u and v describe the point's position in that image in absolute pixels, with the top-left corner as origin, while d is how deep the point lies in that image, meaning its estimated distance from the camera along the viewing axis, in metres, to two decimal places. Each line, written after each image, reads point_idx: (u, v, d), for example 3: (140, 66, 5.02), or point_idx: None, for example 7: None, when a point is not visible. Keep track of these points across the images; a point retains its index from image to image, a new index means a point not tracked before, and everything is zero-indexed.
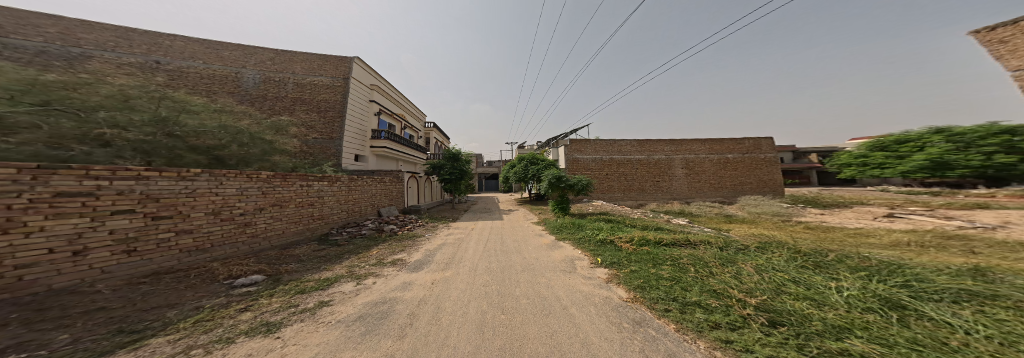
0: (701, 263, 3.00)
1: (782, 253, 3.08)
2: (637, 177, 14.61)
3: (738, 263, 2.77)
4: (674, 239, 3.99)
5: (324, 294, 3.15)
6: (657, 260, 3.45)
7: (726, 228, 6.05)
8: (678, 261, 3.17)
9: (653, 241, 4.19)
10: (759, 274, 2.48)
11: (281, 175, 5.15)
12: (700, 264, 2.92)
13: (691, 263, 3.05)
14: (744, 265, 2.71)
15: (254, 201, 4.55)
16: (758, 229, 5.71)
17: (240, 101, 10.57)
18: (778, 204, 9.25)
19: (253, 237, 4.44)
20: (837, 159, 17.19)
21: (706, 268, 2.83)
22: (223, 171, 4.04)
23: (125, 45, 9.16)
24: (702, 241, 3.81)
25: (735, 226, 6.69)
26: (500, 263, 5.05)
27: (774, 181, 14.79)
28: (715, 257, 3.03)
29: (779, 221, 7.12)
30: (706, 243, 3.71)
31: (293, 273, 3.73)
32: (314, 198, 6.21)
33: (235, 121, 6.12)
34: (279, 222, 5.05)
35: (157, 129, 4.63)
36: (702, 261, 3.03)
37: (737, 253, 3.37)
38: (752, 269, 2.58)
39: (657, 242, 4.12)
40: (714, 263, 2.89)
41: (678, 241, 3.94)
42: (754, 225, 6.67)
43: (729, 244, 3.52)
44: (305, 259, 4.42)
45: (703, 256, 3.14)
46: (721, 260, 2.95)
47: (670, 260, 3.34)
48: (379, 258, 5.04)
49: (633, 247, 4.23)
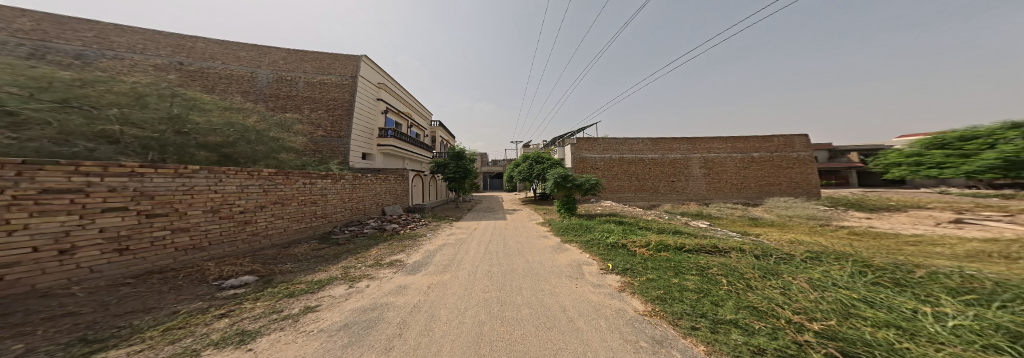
0: (732, 270, 2.53)
1: (842, 266, 2.52)
2: (650, 177, 13.86)
3: (782, 274, 2.26)
4: (698, 245, 3.50)
5: (312, 299, 3.01)
6: (677, 267, 2.99)
7: (755, 233, 5.40)
8: (705, 270, 2.69)
9: (671, 246, 3.73)
10: (816, 291, 1.91)
11: (283, 173, 5.10)
12: (733, 275, 2.43)
13: (722, 273, 2.54)
14: (792, 277, 2.18)
15: (256, 199, 4.49)
16: (795, 234, 5.05)
17: (255, 100, 10.93)
18: (814, 207, 8.32)
19: (253, 236, 4.39)
20: (883, 158, 14.18)
21: (742, 279, 2.33)
22: (224, 168, 3.98)
23: (151, 48, 9.66)
24: (732, 247, 3.32)
25: (764, 230, 6.03)
26: (501, 267, 4.74)
27: (805, 181, 13.60)
28: (749, 266, 2.54)
29: (817, 225, 6.36)
30: (736, 250, 3.21)
31: (288, 274, 3.61)
32: (317, 196, 6.19)
33: (244, 117, 6.21)
34: (280, 220, 5.01)
35: (167, 127, 4.68)
36: (733, 269, 2.56)
37: (776, 263, 2.87)
38: (803, 283, 2.06)
39: (676, 246, 3.66)
40: (751, 272, 2.39)
41: (700, 247, 3.47)
42: (787, 229, 5.97)
43: (767, 253, 3.01)
44: (303, 259, 4.32)
45: (733, 264, 2.67)
46: (759, 269, 2.46)
47: (694, 268, 2.85)
48: (377, 258, 4.90)
49: (648, 252, 3.79)
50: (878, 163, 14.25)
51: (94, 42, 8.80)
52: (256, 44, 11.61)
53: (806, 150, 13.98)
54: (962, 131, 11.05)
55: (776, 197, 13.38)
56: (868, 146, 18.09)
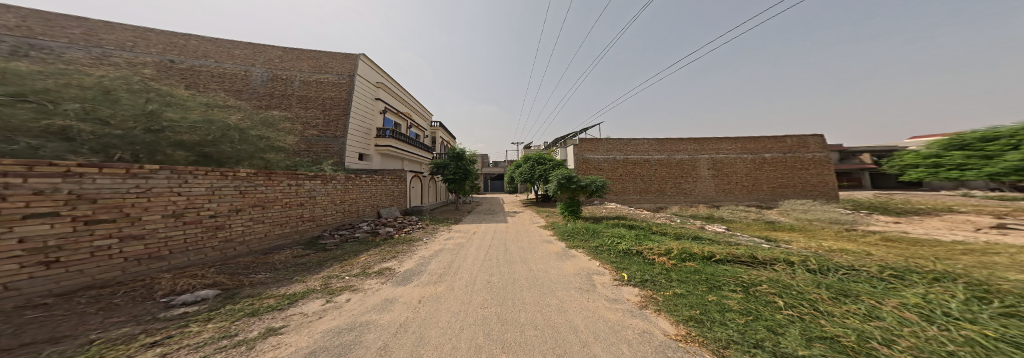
0: (785, 287, 2.03)
1: (930, 289, 2.00)
2: (657, 179, 13.39)
3: (863, 298, 1.75)
4: (728, 255, 3.05)
5: (277, 318, 2.58)
6: (711, 282, 2.51)
7: (783, 239, 4.91)
8: (749, 286, 2.19)
9: (696, 254, 3.28)
10: (930, 326, 1.38)
11: (263, 173, 4.69)
12: (791, 292, 1.93)
13: (774, 290, 2.04)
14: (880, 303, 1.67)
15: (229, 202, 4.06)
16: (828, 240, 4.57)
17: (249, 100, 10.59)
18: (836, 210, 7.81)
19: (226, 242, 3.96)
20: (899, 160, 13.62)
21: (804, 299, 1.82)
22: (193, 168, 3.59)
23: (142, 45, 9.35)
24: (772, 258, 2.85)
25: (787, 236, 5.55)
26: (502, 277, 4.27)
27: (823, 183, 13.11)
28: (808, 282, 2.04)
29: (843, 230, 5.88)
30: (783, 263, 2.73)
31: (257, 286, 3.17)
32: (304, 199, 5.77)
33: (228, 115, 5.83)
34: (260, 224, 4.58)
35: (139, 124, 4.29)
36: (787, 285, 2.06)
37: (831, 278, 2.39)
38: (905, 313, 1.53)
39: (702, 255, 3.20)
40: (815, 292, 1.87)
41: (732, 257, 3.01)
42: (813, 235, 5.49)
43: (820, 268, 2.52)
44: (280, 268, 3.88)
45: (785, 279, 2.17)
46: (823, 288, 1.96)
47: (732, 283, 2.37)
48: (364, 266, 4.45)
49: (669, 261, 3.34)
50: (893, 163, 13.69)
51: (82, 38, 8.49)
52: (252, 42, 11.34)
53: (821, 151, 13.49)
54: (982, 132, 10.59)
55: (790, 199, 12.86)
56: (880, 146, 17.56)
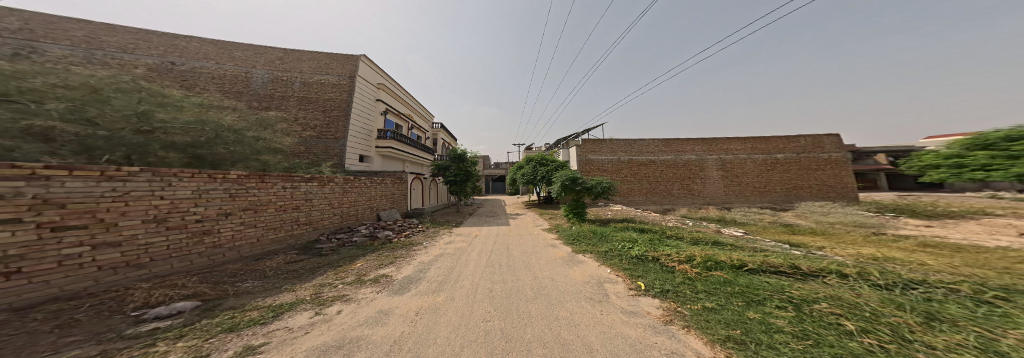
0: (851, 306, 1.69)
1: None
2: (663, 180, 13.02)
3: (963, 325, 1.40)
4: (759, 265, 2.75)
5: (258, 335, 2.28)
6: (751, 296, 2.18)
7: (810, 245, 4.54)
8: (801, 304, 1.85)
9: (724, 262, 2.97)
10: None
11: (256, 175, 4.47)
12: (860, 313, 1.59)
13: (834, 309, 1.70)
14: (991, 332, 1.32)
15: (219, 206, 3.84)
16: (863, 247, 4.19)
17: (249, 101, 10.48)
18: (858, 213, 7.39)
19: (214, 248, 3.72)
20: (918, 160, 13.07)
21: (881, 323, 1.48)
22: (178, 170, 3.37)
23: (143, 47, 9.28)
24: (812, 268, 2.53)
25: (813, 240, 5.18)
26: (506, 285, 3.98)
27: (841, 185, 12.66)
28: (879, 300, 1.70)
29: (873, 235, 5.49)
30: (829, 275, 2.40)
31: (243, 296, 2.87)
32: (299, 202, 5.54)
33: (222, 115, 5.66)
34: (252, 228, 4.35)
35: (127, 124, 4.11)
36: (852, 303, 1.72)
37: (893, 293, 2.05)
38: None
39: (731, 265, 2.89)
40: (897, 315, 1.52)
41: (767, 266, 2.70)
42: (841, 240, 5.11)
43: (880, 282, 2.17)
44: (270, 275, 3.61)
45: (846, 296, 1.82)
46: (902, 309, 1.61)
47: (776, 298, 2.04)
48: (360, 273, 4.21)
49: (693, 270, 3.03)
50: (912, 164, 13.15)
51: (84, 41, 8.43)
52: (253, 44, 11.29)
53: (837, 151, 13.05)
54: (1007, 130, 10.10)
55: (806, 201, 12.39)
56: (895, 146, 16.97)
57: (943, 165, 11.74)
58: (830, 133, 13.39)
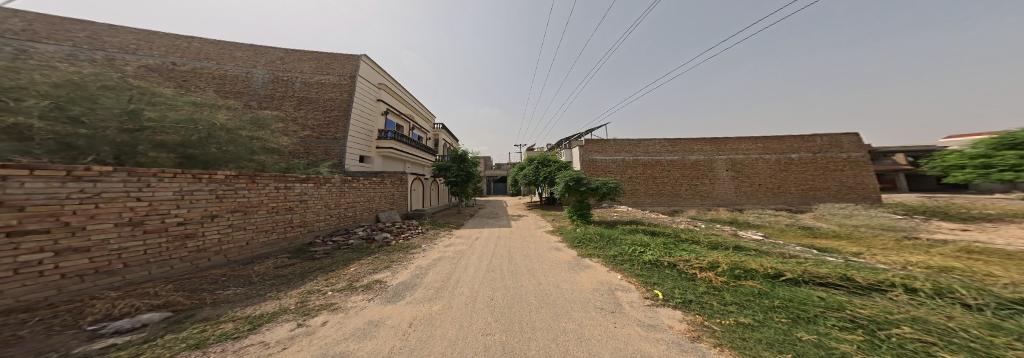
0: (943, 331, 1.35)
1: None
2: (670, 181, 12.61)
3: None
4: (797, 275, 2.42)
5: (227, 351, 1.96)
6: (801, 315, 1.85)
7: (842, 250, 4.17)
8: (871, 326, 1.52)
9: (756, 272, 2.65)
10: None
11: (246, 175, 4.24)
12: (958, 342, 1.27)
13: (918, 334, 1.37)
14: None
15: (204, 207, 3.60)
16: (905, 253, 3.80)
17: (250, 102, 10.35)
18: (885, 216, 6.95)
19: (198, 252, 3.47)
20: (939, 160, 12.50)
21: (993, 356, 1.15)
22: (158, 170, 3.14)
23: (144, 48, 9.20)
24: (864, 280, 2.19)
25: (842, 246, 4.79)
26: (508, 293, 3.69)
27: (862, 186, 12.16)
28: (984, 326, 1.36)
29: (908, 241, 5.06)
30: (890, 289, 2.05)
31: (221, 305, 2.58)
32: (294, 203, 5.31)
33: (215, 113, 5.46)
34: (241, 232, 4.10)
35: (114, 122, 3.90)
36: (943, 328, 1.38)
37: (982, 313, 1.68)
38: None
39: (764, 274, 2.57)
40: (1017, 347, 1.18)
41: (810, 277, 2.37)
42: (875, 246, 4.71)
43: (965, 302, 1.79)
44: (256, 281, 3.33)
45: (927, 317, 1.49)
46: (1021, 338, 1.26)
47: (835, 317, 1.70)
48: (353, 278, 3.96)
49: (721, 280, 2.70)
50: (934, 164, 12.55)
51: (86, 42, 8.36)
52: (254, 44, 11.23)
53: (855, 151, 12.54)
54: None
55: (823, 203, 11.89)
56: (913, 146, 16.31)
57: (968, 165, 11.16)
58: (847, 131, 12.88)
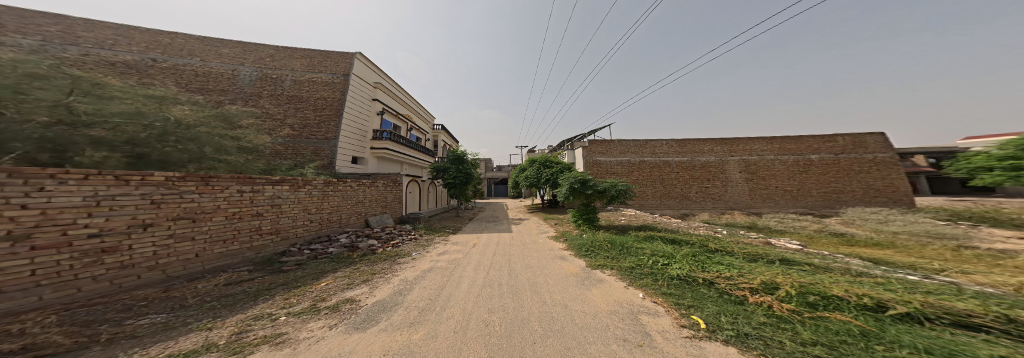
0: None
1: None
2: (680, 183, 11.97)
3: None
4: (911, 311, 1.74)
5: None
6: None
7: (913, 264, 3.51)
8: None
9: (842, 300, 1.95)
10: None
11: (196, 177, 3.62)
12: None
13: None
14: None
15: (133, 215, 2.96)
16: (1003, 272, 3.11)
17: (235, 100, 9.74)
18: (928, 222, 6.28)
19: (122, 269, 2.83)
20: (965, 162, 11.87)
21: None
22: (59, 171, 2.45)
23: (123, 43, 8.52)
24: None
25: (901, 258, 4.13)
26: (506, 316, 3.04)
27: (890, 189, 11.48)
28: None
29: (976, 252, 4.39)
30: None
31: (118, 345, 1.92)
32: (263, 208, 4.67)
33: (174, 109, 4.84)
34: (186, 243, 3.49)
35: (39, 115, 3.27)
36: None
37: None
38: None
39: (856, 305, 1.87)
40: None
41: (937, 316, 1.69)
42: (941, 259, 4.07)
43: None
44: (190, 305, 2.72)
45: None
46: None
47: None
48: (320, 297, 3.29)
49: (788, 308, 1.93)
50: (959, 166, 11.89)
51: (57, 36, 7.73)
52: (242, 41, 10.74)
53: (880, 152, 11.89)
54: None
55: (847, 207, 11.22)
56: (932, 147, 15.70)
57: (997, 167, 10.50)
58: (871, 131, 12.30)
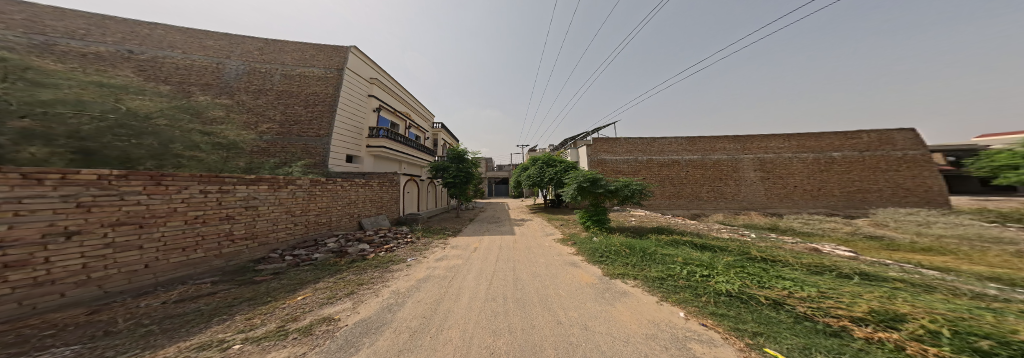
0: None
1: None
2: (690, 182, 11.43)
3: None
4: None
5: None
6: None
7: (1008, 277, 2.96)
8: None
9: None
10: None
11: (144, 175, 3.07)
12: None
13: None
14: None
15: (56, 220, 2.40)
16: None
17: (220, 96, 9.14)
18: (973, 224, 5.77)
19: (39, 286, 2.27)
20: (985, 160, 11.44)
21: None
22: None
23: (96, 33, 7.87)
24: None
25: (975, 266, 3.59)
26: (518, 341, 2.46)
27: (922, 188, 10.96)
28: None
29: None
30: None
31: None
32: (235, 210, 4.12)
33: (132, 100, 4.24)
34: (131, 252, 2.93)
35: None
36: None
37: None
38: None
39: None
40: None
41: None
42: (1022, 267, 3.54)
43: None
44: (118, 331, 2.16)
45: None
46: None
47: None
48: (292, 316, 2.71)
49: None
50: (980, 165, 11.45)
51: None
52: (227, 34, 10.14)
53: (907, 149, 11.39)
54: None
55: (875, 207, 10.76)
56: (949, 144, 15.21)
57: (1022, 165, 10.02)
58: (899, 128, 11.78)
